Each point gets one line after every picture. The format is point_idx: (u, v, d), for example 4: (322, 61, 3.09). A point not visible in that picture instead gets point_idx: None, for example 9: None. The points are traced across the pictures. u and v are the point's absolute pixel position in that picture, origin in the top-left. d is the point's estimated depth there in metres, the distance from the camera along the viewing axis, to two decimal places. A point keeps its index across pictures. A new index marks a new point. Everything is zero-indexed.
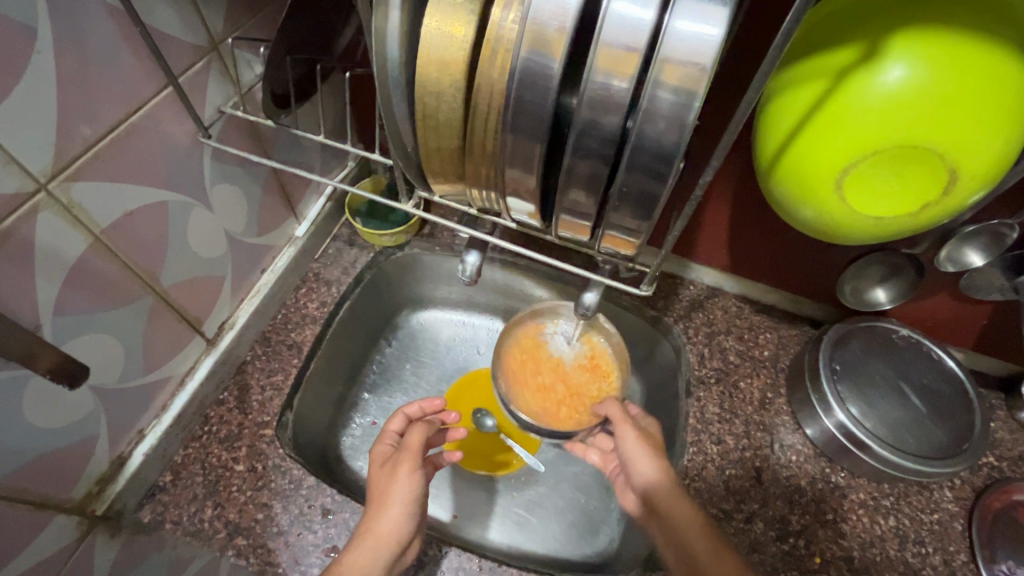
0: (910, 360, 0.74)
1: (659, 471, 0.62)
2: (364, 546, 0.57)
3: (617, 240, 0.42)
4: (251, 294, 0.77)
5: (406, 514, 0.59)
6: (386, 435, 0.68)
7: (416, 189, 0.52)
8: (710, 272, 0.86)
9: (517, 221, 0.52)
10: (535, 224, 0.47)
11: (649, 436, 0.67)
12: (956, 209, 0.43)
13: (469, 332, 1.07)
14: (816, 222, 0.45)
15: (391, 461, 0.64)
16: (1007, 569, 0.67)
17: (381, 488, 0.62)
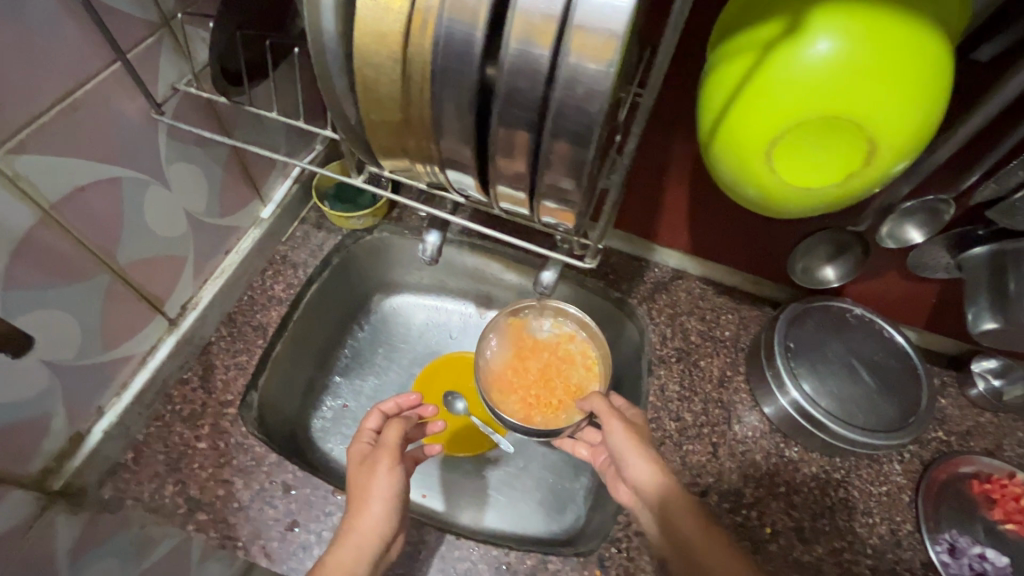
0: (862, 338, 0.76)
1: (652, 461, 0.63)
2: (347, 545, 0.57)
3: (553, 211, 0.43)
4: (214, 275, 0.77)
5: (388, 508, 0.60)
6: (364, 434, 0.67)
7: (366, 165, 0.53)
8: (674, 254, 0.88)
9: (466, 196, 0.53)
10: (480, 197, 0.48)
11: (636, 428, 0.67)
12: (883, 180, 0.44)
13: (443, 317, 1.08)
14: (756, 196, 0.47)
15: (371, 460, 0.64)
16: (950, 537, 0.69)
17: (360, 488, 0.61)
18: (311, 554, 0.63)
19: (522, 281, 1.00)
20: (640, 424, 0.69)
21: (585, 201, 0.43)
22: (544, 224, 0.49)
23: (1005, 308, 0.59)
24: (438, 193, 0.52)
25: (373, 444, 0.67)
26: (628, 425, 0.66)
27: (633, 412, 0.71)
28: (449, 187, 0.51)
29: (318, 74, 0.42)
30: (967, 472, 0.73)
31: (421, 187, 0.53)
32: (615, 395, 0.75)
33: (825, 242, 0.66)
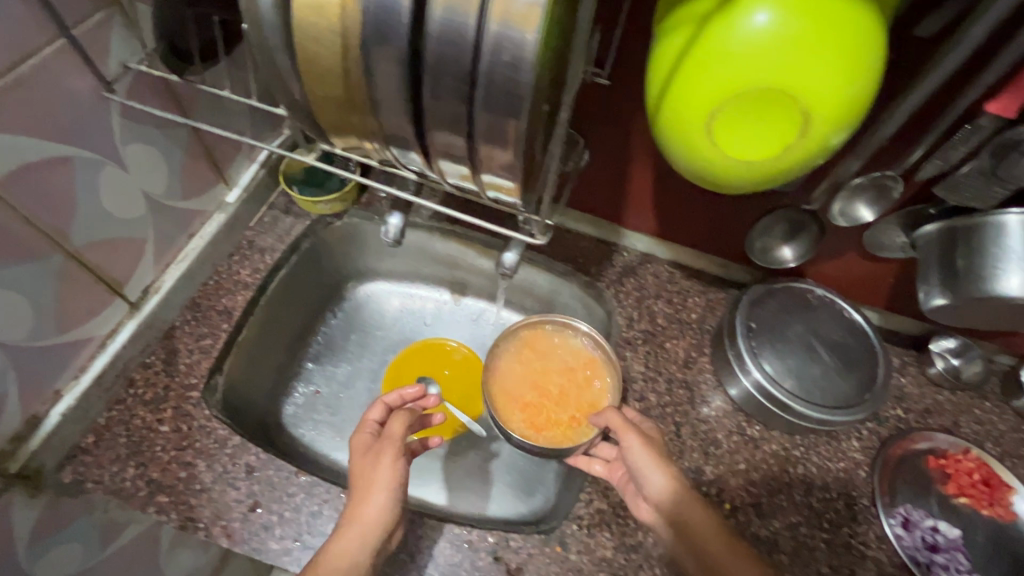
0: (822, 318, 0.77)
1: (670, 473, 0.62)
2: (345, 534, 0.57)
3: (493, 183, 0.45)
4: (178, 259, 0.77)
5: (390, 498, 0.59)
6: (367, 425, 0.66)
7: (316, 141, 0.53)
8: (642, 238, 0.88)
9: (418, 173, 0.55)
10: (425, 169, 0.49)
11: (653, 439, 0.66)
12: (823, 154, 0.45)
13: (416, 304, 1.07)
14: (704, 174, 0.47)
15: (374, 455, 0.62)
16: (905, 511, 0.71)
17: (362, 479, 0.60)
18: (272, 534, 0.64)
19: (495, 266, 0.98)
20: (652, 433, 0.68)
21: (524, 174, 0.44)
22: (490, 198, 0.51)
23: (952, 282, 0.59)
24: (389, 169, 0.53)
25: (374, 435, 0.66)
26: (645, 436, 0.65)
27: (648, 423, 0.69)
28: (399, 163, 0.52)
29: (260, 46, 0.42)
30: (923, 448, 0.75)
31: (373, 164, 0.55)
32: (625, 406, 0.74)
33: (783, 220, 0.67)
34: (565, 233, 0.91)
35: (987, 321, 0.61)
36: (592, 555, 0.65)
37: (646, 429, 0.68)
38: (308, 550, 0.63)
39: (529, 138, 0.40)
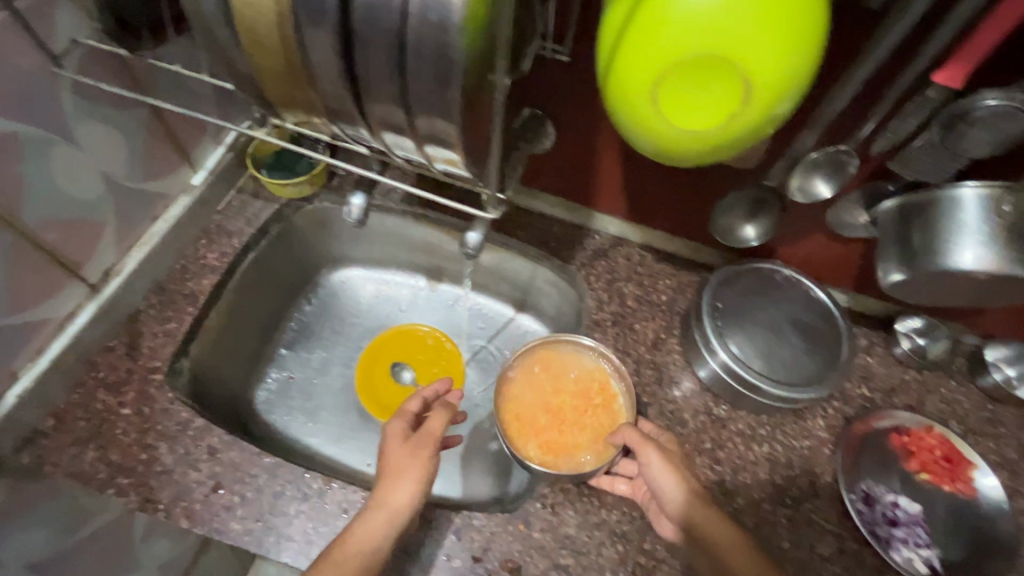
0: (788, 298, 0.77)
1: (687, 489, 0.62)
2: (370, 516, 0.58)
3: (439, 152, 0.46)
4: (141, 241, 0.76)
5: (418, 488, 0.60)
6: (405, 416, 0.67)
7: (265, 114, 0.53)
8: (613, 221, 0.87)
9: (370, 147, 0.55)
10: (369, 140, 0.50)
11: (674, 453, 0.66)
12: (769, 124, 0.45)
13: (392, 291, 1.03)
14: (658, 147, 0.48)
15: (409, 447, 0.63)
16: (867, 487, 0.71)
17: (394, 466, 0.62)
18: (234, 515, 0.64)
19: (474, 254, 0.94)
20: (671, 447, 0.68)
21: (467, 143, 0.44)
22: (440, 171, 0.52)
23: (911, 260, 0.59)
24: (340, 143, 0.53)
25: (410, 426, 0.66)
26: (665, 451, 0.64)
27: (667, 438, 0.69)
28: (350, 136, 0.53)
29: (196, 13, 0.42)
30: (885, 427, 0.75)
31: (325, 138, 0.55)
32: (642, 419, 0.73)
33: (742, 199, 0.67)
34: (537, 217, 0.90)
35: (945, 300, 0.62)
36: (555, 533, 0.66)
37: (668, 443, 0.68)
38: (270, 530, 0.63)
39: (468, 104, 0.39)
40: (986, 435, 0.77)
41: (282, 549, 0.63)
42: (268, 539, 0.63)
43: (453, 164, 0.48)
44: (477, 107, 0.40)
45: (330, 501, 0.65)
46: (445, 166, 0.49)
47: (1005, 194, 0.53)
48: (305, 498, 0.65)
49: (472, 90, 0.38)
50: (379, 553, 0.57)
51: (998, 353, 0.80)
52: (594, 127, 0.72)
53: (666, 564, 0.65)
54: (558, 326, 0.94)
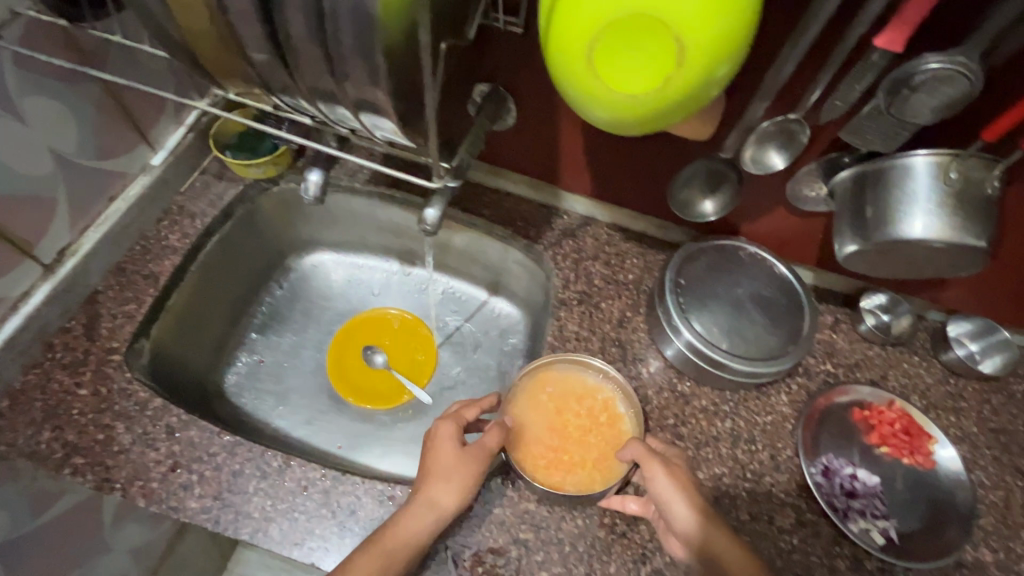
0: (751, 274, 0.77)
1: (701, 514, 0.59)
2: (419, 512, 0.60)
3: (377, 122, 0.49)
4: (99, 222, 0.76)
5: (463, 496, 0.61)
6: (458, 421, 0.66)
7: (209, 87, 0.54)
8: (580, 200, 0.86)
9: (314, 117, 0.56)
10: (306, 106, 0.51)
11: (692, 473, 0.64)
12: (706, 89, 0.45)
13: (364, 275, 1.00)
14: (604, 116, 0.48)
15: (463, 453, 0.63)
16: (827, 461, 0.72)
17: (447, 466, 0.62)
18: (191, 493, 0.63)
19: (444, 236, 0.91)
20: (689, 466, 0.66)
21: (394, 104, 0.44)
22: (386, 139, 0.54)
23: (863, 229, 0.59)
24: (283, 113, 0.54)
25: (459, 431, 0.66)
26: (682, 472, 0.62)
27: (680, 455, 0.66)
28: (293, 106, 0.54)
29: None
30: (845, 402, 0.75)
31: (267, 109, 0.55)
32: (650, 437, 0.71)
33: (700, 171, 0.71)
34: (504, 197, 0.89)
35: (906, 270, 0.62)
36: (514, 508, 0.66)
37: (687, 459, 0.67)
38: (227, 507, 0.63)
39: (386, 63, 0.40)
40: (948, 409, 0.77)
41: (239, 527, 0.62)
42: (226, 517, 0.63)
43: (388, 124, 0.48)
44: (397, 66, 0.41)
45: (288, 478, 0.65)
46: (386, 133, 0.51)
47: (952, 161, 0.53)
48: (263, 476, 0.65)
49: (388, 48, 0.39)
50: (421, 547, 0.59)
51: (962, 328, 0.81)
52: (553, 103, 0.71)
53: (625, 537, 0.65)
54: (528, 307, 0.93)
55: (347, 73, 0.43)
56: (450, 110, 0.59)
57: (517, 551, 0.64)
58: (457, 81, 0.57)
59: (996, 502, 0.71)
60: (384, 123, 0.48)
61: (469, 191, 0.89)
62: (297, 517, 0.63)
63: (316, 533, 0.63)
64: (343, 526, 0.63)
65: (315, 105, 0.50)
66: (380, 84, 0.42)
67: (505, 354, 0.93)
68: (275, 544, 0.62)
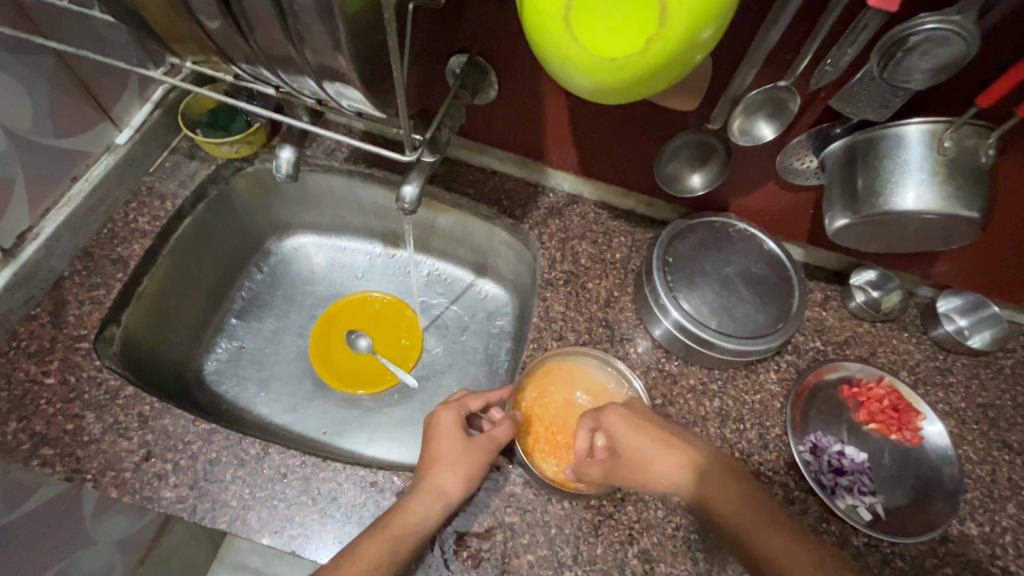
0: (740, 251, 0.76)
1: (671, 475, 0.58)
2: (424, 498, 0.59)
3: (345, 94, 0.47)
4: (61, 203, 0.73)
5: (468, 483, 0.61)
6: (461, 409, 0.66)
7: (166, 55, 0.51)
8: (566, 177, 0.84)
9: (277, 88, 0.53)
10: (270, 73, 0.48)
11: (645, 424, 0.61)
12: (688, 52, 0.42)
13: (347, 258, 0.97)
14: (587, 85, 0.45)
15: (467, 442, 0.63)
16: (816, 439, 0.71)
17: (451, 455, 0.62)
18: (166, 483, 0.62)
19: (427, 214, 0.88)
20: (637, 413, 0.62)
21: (355, 70, 0.41)
22: (354, 110, 0.52)
23: (853, 203, 0.57)
24: (244, 83, 0.52)
25: (464, 419, 0.66)
26: (627, 437, 0.60)
27: (615, 414, 0.62)
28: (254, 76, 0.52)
29: None
30: (834, 378, 0.75)
31: (227, 79, 0.53)
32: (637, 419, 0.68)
33: (688, 143, 0.69)
34: (488, 174, 0.86)
35: (901, 245, 0.61)
36: (500, 492, 0.65)
37: (633, 404, 0.64)
38: (204, 496, 0.61)
39: (341, 22, 0.37)
40: (936, 385, 0.77)
41: (217, 515, 0.61)
42: (202, 506, 0.61)
43: (356, 93, 0.46)
44: (355, 27, 0.38)
45: (267, 466, 0.63)
46: (352, 103, 0.49)
47: (946, 129, 0.51)
48: (241, 464, 0.63)
49: (342, 6, 0.36)
50: (429, 531, 0.59)
51: (951, 303, 0.80)
52: (534, 73, 0.69)
53: (612, 519, 0.64)
54: (516, 289, 0.91)
55: (303, 35, 0.40)
56: (422, 80, 0.56)
57: (502, 535, 0.63)
58: (430, 48, 0.54)
59: (983, 476, 0.71)
60: (351, 89, 0.45)
61: (452, 169, 0.86)
62: (277, 505, 0.62)
63: (296, 520, 0.61)
64: (324, 513, 0.61)
65: (275, 74, 0.48)
66: (338, 47, 0.40)
67: (492, 336, 0.91)
68: (254, 532, 0.61)
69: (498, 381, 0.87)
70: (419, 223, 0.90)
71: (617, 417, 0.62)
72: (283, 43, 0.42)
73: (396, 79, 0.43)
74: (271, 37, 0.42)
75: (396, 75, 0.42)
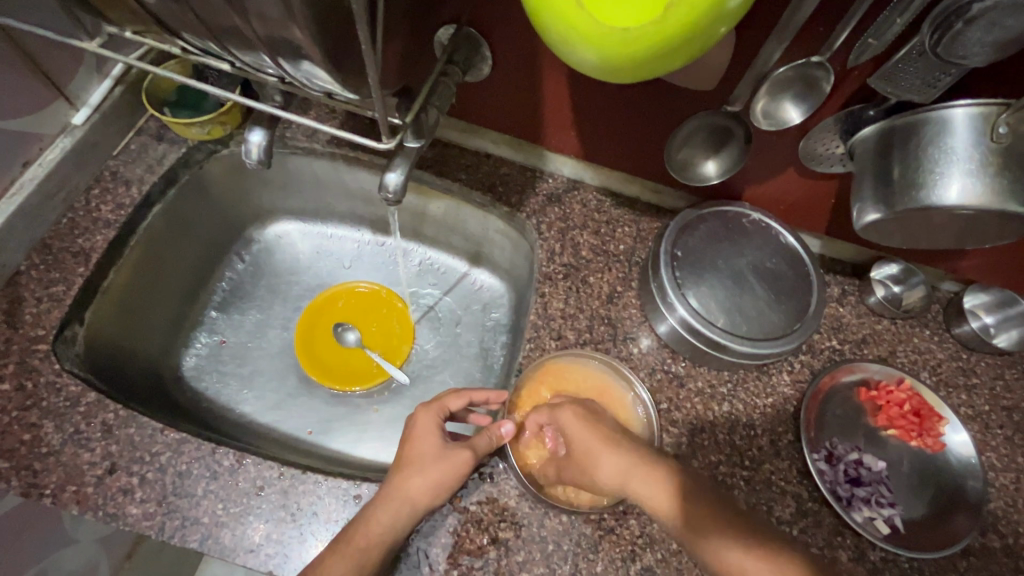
0: (756, 244, 0.70)
1: (618, 478, 0.58)
2: (390, 505, 0.55)
3: (309, 72, 0.41)
4: (12, 191, 0.68)
5: (438, 493, 0.57)
6: (441, 410, 0.63)
7: (105, 24, 0.45)
8: (567, 161, 0.77)
9: (234, 64, 0.47)
10: (219, 47, 0.42)
11: (595, 425, 0.62)
12: (714, 25, 0.36)
13: (333, 245, 0.91)
14: (594, 63, 0.39)
15: (443, 447, 0.59)
16: (831, 446, 0.67)
17: (424, 459, 0.58)
18: (132, 498, 0.58)
19: (417, 200, 0.82)
20: (589, 414, 0.64)
21: (313, 43, 0.35)
22: (322, 90, 0.46)
23: (888, 195, 0.50)
24: (194, 58, 0.46)
25: (444, 422, 0.63)
26: (578, 437, 0.62)
27: (569, 412, 0.63)
28: (206, 50, 0.45)
29: None
30: (852, 380, 0.70)
31: (175, 52, 0.46)
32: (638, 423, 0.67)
33: (703, 126, 0.62)
34: (482, 158, 0.80)
35: (934, 240, 0.55)
36: (493, 505, 0.60)
37: (587, 404, 0.65)
38: (173, 513, 0.58)
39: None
40: (959, 387, 0.72)
41: (187, 534, 0.57)
42: (172, 524, 0.57)
43: (322, 70, 0.39)
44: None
45: (242, 479, 0.59)
46: (319, 83, 0.43)
47: (1001, 112, 0.45)
48: (214, 477, 0.59)
49: None
50: (396, 541, 0.55)
51: (978, 299, 0.75)
52: (530, 47, 0.62)
53: (613, 534, 0.60)
54: (512, 280, 0.85)
55: None
56: (405, 55, 0.50)
57: (496, 551, 0.59)
58: (413, 16, 0.48)
59: (1007, 485, 0.67)
60: (315, 65, 0.39)
61: (443, 153, 0.80)
62: (254, 521, 0.58)
63: (274, 537, 0.57)
64: (304, 530, 0.57)
65: (226, 48, 0.41)
66: (289, 13, 0.33)
67: (487, 330, 0.86)
68: (227, 552, 0.57)
69: (493, 377, 0.82)
70: (408, 210, 0.84)
71: (572, 415, 0.63)
72: (226, 12, 0.36)
73: (366, 54, 0.36)
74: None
75: (366, 48, 0.36)
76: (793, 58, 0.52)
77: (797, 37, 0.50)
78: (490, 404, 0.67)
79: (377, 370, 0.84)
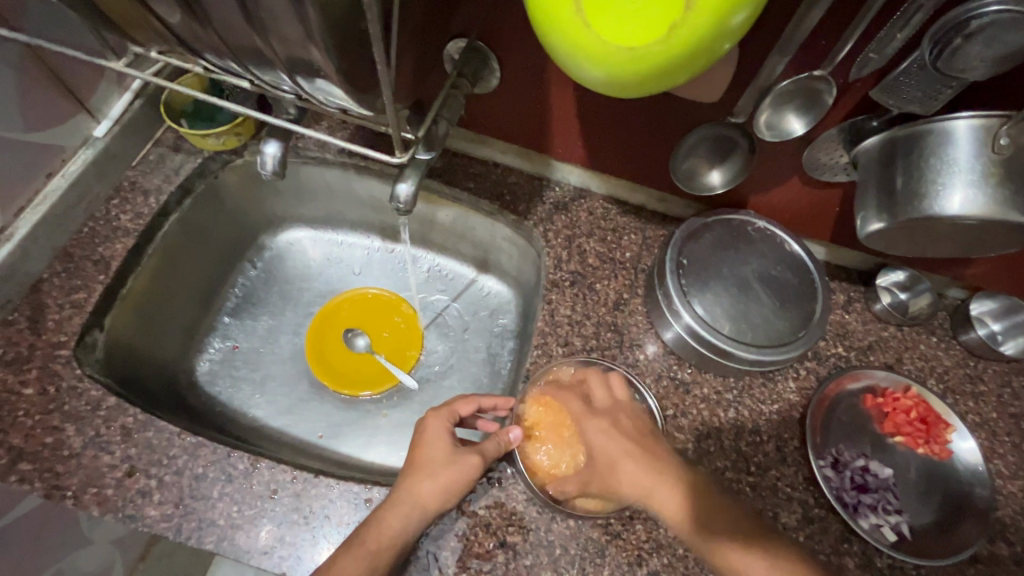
0: (761, 251, 0.71)
1: (639, 491, 0.58)
2: (400, 508, 0.57)
3: (325, 89, 0.42)
4: (36, 201, 0.71)
5: (447, 497, 0.58)
6: (451, 415, 0.64)
7: (130, 44, 0.47)
8: (574, 170, 0.78)
9: (252, 81, 0.48)
10: (239, 66, 0.43)
11: (622, 435, 0.62)
12: (718, 43, 0.37)
13: (344, 252, 0.93)
14: (600, 79, 0.40)
15: (452, 451, 0.60)
16: (837, 453, 0.67)
17: (433, 463, 0.59)
18: (150, 500, 0.60)
19: (426, 209, 0.83)
20: (615, 424, 0.63)
21: (329, 61, 0.37)
22: (337, 106, 0.47)
23: (892, 204, 0.51)
24: (214, 76, 0.48)
25: (453, 427, 0.64)
26: (603, 448, 0.62)
27: (594, 426, 0.63)
28: (225, 68, 0.47)
29: None
30: (857, 388, 0.70)
31: (195, 70, 0.48)
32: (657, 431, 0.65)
33: (707, 137, 0.63)
34: (489, 167, 0.81)
35: (938, 249, 0.55)
36: (501, 509, 0.61)
37: (613, 412, 0.64)
38: (189, 515, 0.59)
39: (310, 7, 0.33)
40: (966, 394, 0.72)
41: (203, 536, 0.58)
42: (188, 525, 0.59)
43: (338, 88, 0.41)
44: (328, 10, 0.33)
45: (256, 482, 0.61)
46: (334, 99, 0.44)
47: (1003, 124, 0.46)
48: (229, 480, 0.61)
49: None
50: (406, 544, 0.56)
51: (985, 306, 0.75)
52: (537, 60, 0.63)
53: (620, 538, 0.61)
54: (519, 287, 0.86)
55: (264, 21, 0.35)
56: (416, 70, 0.51)
57: (504, 555, 0.59)
58: (425, 33, 0.49)
59: (1015, 492, 0.67)
60: (332, 83, 0.40)
61: (451, 162, 0.81)
62: (267, 523, 0.59)
63: (287, 539, 0.58)
64: (316, 532, 0.59)
65: (245, 66, 0.43)
66: (308, 36, 0.35)
67: (495, 336, 0.87)
68: (242, 553, 0.58)
69: (500, 383, 0.83)
70: (417, 218, 0.85)
71: (598, 428, 0.63)
72: (247, 33, 0.38)
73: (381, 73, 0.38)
74: (229, 21, 0.37)
75: (380, 66, 0.37)
76: (796, 71, 0.53)
77: (799, 51, 0.51)
78: (497, 410, 0.68)
79: (387, 375, 0.85)
